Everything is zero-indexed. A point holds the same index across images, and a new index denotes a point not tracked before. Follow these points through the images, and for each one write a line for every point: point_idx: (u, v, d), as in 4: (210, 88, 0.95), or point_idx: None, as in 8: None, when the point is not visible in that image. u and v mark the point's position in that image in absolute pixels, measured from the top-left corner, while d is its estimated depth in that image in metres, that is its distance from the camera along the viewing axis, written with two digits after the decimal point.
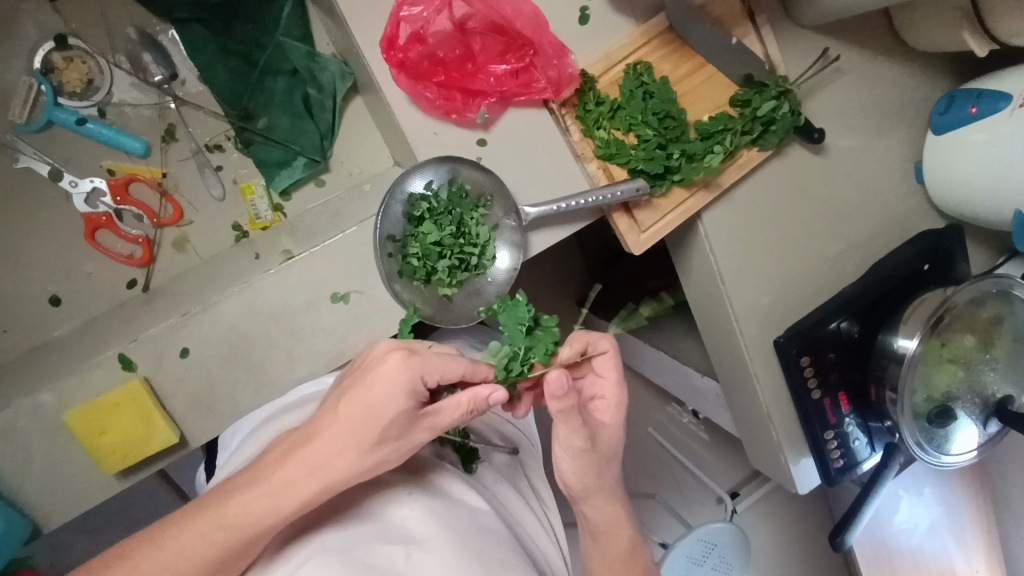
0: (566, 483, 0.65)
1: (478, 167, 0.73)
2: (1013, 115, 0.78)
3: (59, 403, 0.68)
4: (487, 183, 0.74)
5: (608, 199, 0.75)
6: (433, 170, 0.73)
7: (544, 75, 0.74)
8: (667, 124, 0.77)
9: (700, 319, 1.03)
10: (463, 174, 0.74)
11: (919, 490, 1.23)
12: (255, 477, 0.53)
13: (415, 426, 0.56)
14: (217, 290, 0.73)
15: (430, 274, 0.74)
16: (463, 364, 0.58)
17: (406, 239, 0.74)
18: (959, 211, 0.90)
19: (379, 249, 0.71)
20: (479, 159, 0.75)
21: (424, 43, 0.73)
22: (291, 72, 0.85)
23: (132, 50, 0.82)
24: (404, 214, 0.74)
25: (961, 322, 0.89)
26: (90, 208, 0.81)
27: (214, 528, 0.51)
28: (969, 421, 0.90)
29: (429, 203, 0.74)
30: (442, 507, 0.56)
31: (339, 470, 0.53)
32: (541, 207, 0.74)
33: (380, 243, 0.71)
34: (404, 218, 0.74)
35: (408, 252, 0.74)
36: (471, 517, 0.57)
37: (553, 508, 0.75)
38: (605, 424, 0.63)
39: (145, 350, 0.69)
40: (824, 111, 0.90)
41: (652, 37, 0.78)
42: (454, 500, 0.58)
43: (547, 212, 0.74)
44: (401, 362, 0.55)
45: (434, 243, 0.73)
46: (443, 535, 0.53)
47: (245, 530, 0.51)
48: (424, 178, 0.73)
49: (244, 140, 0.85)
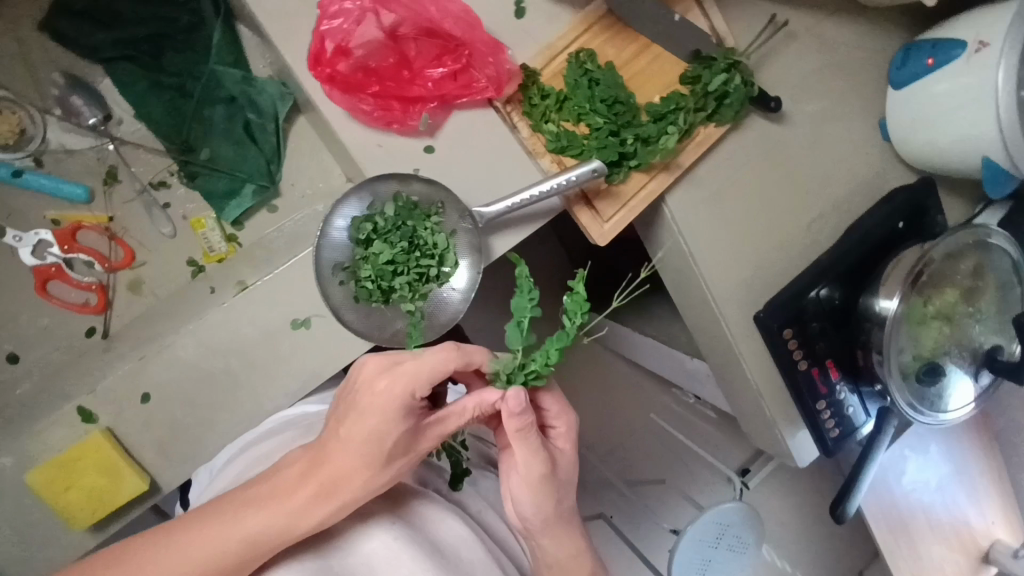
0: (522, 516, 0.61)
1: (421, 178, 0.72)
2: (971, 61, 0.76)
3: (19, 465, 0.69)
4: (434, 190, 0.73)
5: (564, 185, 0.72)
6: (375, 185, 0.72)
7: (483, 74, 0.72)
8: (617, 110, 0.75)
9: (680, 301, 1.01)
10: (408, 188, 0.73)
11: (924, 447, 1.19)
12: (257, 496, 0.52)
13: (422, 434, 0.55)
14: (173, 330, 0.75)
15: (387, 293, 0.75)
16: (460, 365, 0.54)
17: (356, 264, 0.74)
18: (928, 165, 0.88)
19: (330, 274, 0.72)
20: (415, 170, 0.74)
21: (350, 55, 0.71)
22: (228, 99, 0.85)
23: (61, 95, 0.83)
24: (352, 238, 0.74)
25: (940, 277, 0.87)
26: (37, 260, 0.81)
27: (217, 544, 0.50)
28: (961, 374, 0.89)
29: (373, 223, 0.74)
30: (423, 541, 0.54)
31: (346, 489, 0.52)
32: (496, 204, 0.72)
33: (324, 271, 0.72)
34: (349, 243, 0.74)
35: (361, 277, 0.74)
36: (453, 546, 0.56)
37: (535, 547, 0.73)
38: (561, 451, 0.62)
39: (103, 401, 0.71)
40: (778, 78, 0.89)
41: (592, 24, 0.77)
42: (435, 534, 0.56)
43: (502, 208, 0.71)
44: (404, 377, 0.51)
45: (386, 262, 0.74)
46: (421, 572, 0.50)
47: (248, 557, 0.50)
48: (367, 196, 0.73)
49: (188, 174, 0.86)
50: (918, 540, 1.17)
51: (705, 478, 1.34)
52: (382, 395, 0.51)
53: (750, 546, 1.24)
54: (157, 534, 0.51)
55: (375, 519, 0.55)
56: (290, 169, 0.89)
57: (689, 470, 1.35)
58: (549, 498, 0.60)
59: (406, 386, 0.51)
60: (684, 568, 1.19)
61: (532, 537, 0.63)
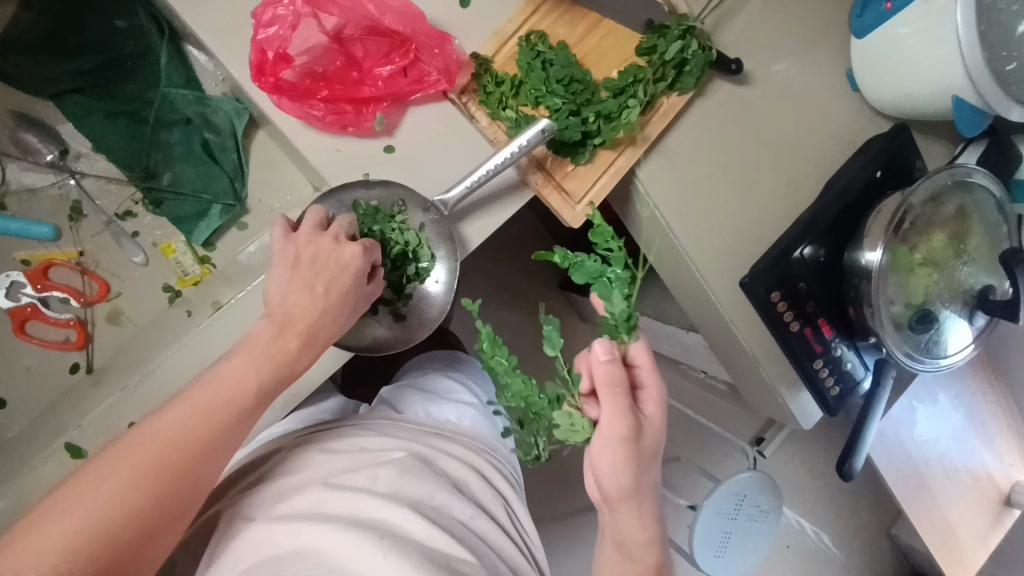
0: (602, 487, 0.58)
1: (372, 181, 0.72)
2: (928, 1, 0.73)
3: (13, 507, 0.70)
4: (390, 190, 0.72)
5: (518, 152, 0.70)
6: (337, 198, 0.72)
7: (432, 67, 0.72)
8: (574, 88, 0.74)
9: (666, 276, 1.00)
10: (368, 193, 0.73)
11: (934, 399, 1.16)
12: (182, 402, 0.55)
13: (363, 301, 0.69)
14: (156, 358, 0.75)
15: (378, 300, 0.76)
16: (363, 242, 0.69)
17: None
18: (902, 111, 0.86)
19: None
20: (367, 174, 0.73)
21: (293, 62, 0.70)
22: (185, 121, 0.86)
23: (16, 134, 0.84)
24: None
25: (926, 223, 0.85)
26: (12, 302, 0.81)
27: (134, 462, 0.50)
28: (955, 319, 0.88)
29: None
30: (406, 515, 0.57)
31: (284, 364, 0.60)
32: (455, 188, 0.71)
33: None
34: None
35: None
36: (441, 557, 0.54)
37: (537, 541, 0.72)
38: (646, 421, 0.59)
39: (91, 435, 0.71)
40: (737, 39, 0.88)
41: (540, 5, 0.77)
42: (419, 503, 0.59)
43: (462, 190, 0.70)
44: (302, 279, 0.64)
45: None
46: (397, 544, 0.53)
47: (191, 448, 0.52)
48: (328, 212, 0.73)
49: (153, 201, 0.86)
50: (937, 490, 1.17)
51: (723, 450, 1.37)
52: (287, 311, 0.62)
53: (770, 514, 1.23)
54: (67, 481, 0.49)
55: (364, 532, 0.54)
56: (257, 185, 0.88)
57: (709, 445, 1.39)
58: (635, 468, 0.57)
59: (302, 301, 0.63)
60: (704, 544, 1.18)
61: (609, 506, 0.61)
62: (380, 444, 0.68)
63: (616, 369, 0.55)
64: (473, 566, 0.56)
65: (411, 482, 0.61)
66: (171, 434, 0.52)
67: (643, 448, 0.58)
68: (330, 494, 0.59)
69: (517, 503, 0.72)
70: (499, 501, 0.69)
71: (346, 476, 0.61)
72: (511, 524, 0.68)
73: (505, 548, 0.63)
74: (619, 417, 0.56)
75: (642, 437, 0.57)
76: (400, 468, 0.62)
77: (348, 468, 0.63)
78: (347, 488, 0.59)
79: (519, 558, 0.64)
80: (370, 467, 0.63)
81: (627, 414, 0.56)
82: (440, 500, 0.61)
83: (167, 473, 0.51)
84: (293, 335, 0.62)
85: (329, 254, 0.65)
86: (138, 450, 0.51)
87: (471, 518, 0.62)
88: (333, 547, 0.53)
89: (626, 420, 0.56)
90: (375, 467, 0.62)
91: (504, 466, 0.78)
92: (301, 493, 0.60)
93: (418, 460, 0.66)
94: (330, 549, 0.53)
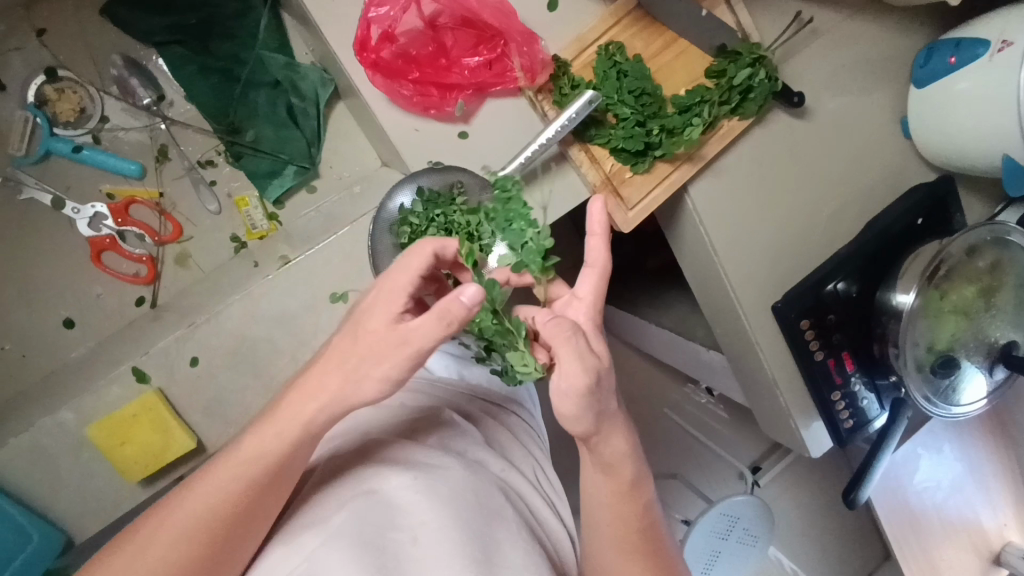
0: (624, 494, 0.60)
1: (430, 171, 0.77)
2: (993, 60, 0.76)
3: (78, 420, 0.77)
4: (448, 176, 0.77)
5: (567, 125, 0.75)
6: (408, 187, 0.77)
7: (517, 64, 0.77)
8: (643, 101, 0.78)
9: (697, 290, 1.04)
10: (427, 182, 0.76)
11: (939, 448, 1.19)
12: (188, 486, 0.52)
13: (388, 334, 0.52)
14: (220, 301, 0.82)
15: None
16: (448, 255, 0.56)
17: None
18: (950, 162, 0.88)
19: None
20: (429, 160, 0.79)
21: (394, 41, 0.75)
22: (272, 83, 0.90)
23: (119, 76, 0.89)
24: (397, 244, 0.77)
25: (959, 272, 0.87)
26: (93, 231, 0.88)
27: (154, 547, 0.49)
28: (974, 370, 0.89)
29: (409, 223, 0.75)
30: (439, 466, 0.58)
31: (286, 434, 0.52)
32: (510, 166, 0.77)
33: None
34: (396, 249, 0.77)
35: None
36: (479, 500, 0.56)
37: (564, 496, 0.73)
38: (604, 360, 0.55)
39: (156, 364, 0.79)
40: (803, 74, 0.90)
41: (622, 17, 0.80)
42: (455, 454, 0.61)
43: (514, 167, 0.77)
44: (337, 359, 0.53)
45: None
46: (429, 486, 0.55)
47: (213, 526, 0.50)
48: (396, 202, 0.77)
49: (234, 154, 0.91)
50: (926, 539, 1.19)
51: (721, 474, 1.40)
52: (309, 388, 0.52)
53: (760, 541, 1.26)
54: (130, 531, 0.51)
55: (398, 473, 0.55)
56: (327, 153, 0.94)
57: (703, 464, 1.40)
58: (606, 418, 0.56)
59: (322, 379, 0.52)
60: (694, 558, 1.21)
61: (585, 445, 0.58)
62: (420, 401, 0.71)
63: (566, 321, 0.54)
64: (508, 515, 0.57)
65: (446, 437, 0.63)
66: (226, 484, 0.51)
67: (610, 388, 0.54)
68: (372, 442, 0.61)
69: (546, 466, 0.74)
70: (530, 459, 0.70)
71: (389, 430, 0.64)
72: (539, 482, 0.69)
73: (537, 503, 0.65)
74: (578, 373, 0.52)
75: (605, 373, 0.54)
76: (438, 424, 0.65)
77: (387, 421, 0.65)
78: (386, 437, 0.62)
79: (551, 516, 0.65)
80: (409, 421, 0.65)
81: (586, 359, 0.52)
82: (474, 454, 0.63)
83: (232, 491, 0.51)
84: (322, 413, 0.52)
85: (370, 311, 0.54)
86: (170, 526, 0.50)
87: (504, 472, 0.64)
88: (370, 483, 0.55)
89: (586, 372, 0.52)
90: (415, 423, 0.65)
91: (537, 433, 0.80)
92: (347, 441, 0.63)
93: (456, 419, 0.68)
94: (368, 484, 0.55)
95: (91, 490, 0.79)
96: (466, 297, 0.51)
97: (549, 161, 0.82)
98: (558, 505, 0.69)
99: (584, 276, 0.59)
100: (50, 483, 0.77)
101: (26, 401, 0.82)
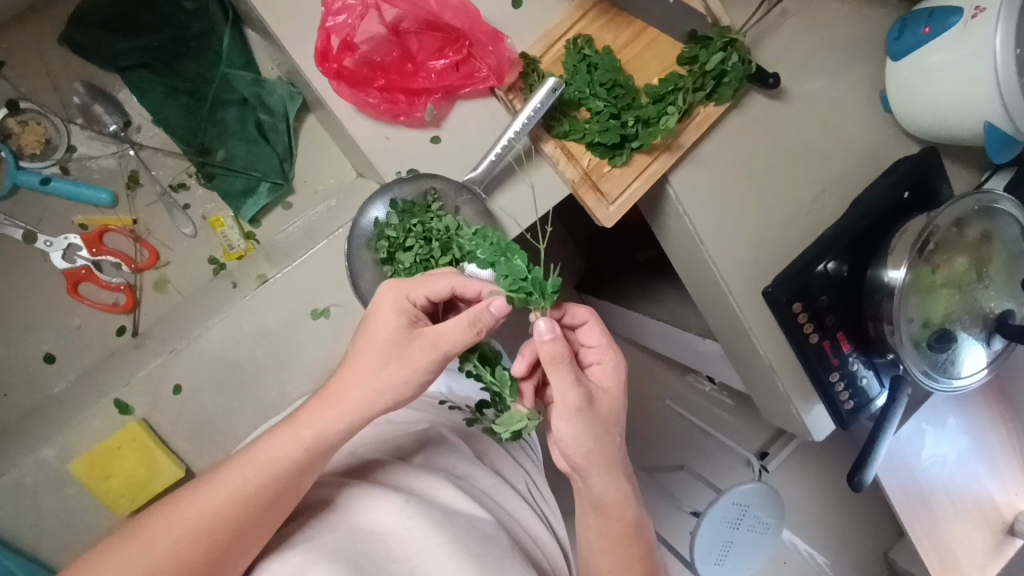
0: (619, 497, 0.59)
1: (401, 181, 0.75)
2: (967, 28, 0.75)
3: (62, 456, 0.77)
4: (420, 183, 0.75)
5: (535, 114, 0.74)
6: (381, 199, 0.76)
7: (484, 64, 0.76)
8: (616, 93, 0.77)
9: (686, 279, 1.03)
10: (399, 192, 0.75)
11: (944, 423, 1.17)
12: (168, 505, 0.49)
13: (411, 343, 0.55)
14: (200, 324, 0.81)
15: None
16: (451, 279, 0.58)
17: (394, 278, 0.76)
18: (930, 135, 0.87)
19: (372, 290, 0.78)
20: (399, 171, 0.78)
21: (356, 50, 0.74)
22: (240, 101, 0.90)
23: (84, 105, 0.89)
24: (375, 258, 0.77)
25: (949, 245, 0.86)
26: (68, 263, 0.87)
27: (133, 562, 0.46)
28: (972, 342, 0.88)
29: (388, 238, 0.74)
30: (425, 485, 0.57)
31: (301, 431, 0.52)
32: (482, 165, 0.77)
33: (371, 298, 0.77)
34: (376, 264, 0.76)
35: None
36: (469, 523, 0.55)
37: (556, 512, 0.72)
38: (603, 389, 0.60)
39: (138, 394, 0.79)
40: (777, 55, 0.89)
41: (589, 10, 0.80)
42: (442, 473, 0.60)
43: (487, 164, 0.76)
44: (358, 362, 0.54)
45: (420, 262, 0.73)
46: (413, 504, 0.54)
47: (204, 537, 0.48)
48: (371, 214, 0.76)
49: (206, 175, 0.90)
50: (939, 516, 1.18)
51: (727, 463, 1.37)
52: (332, 396, 0.54)
53: (770, 529, 1.24)
54: (100, 547, 0.48)
55: (388, 498, 0.54)
56: (303, 167, 0.94)
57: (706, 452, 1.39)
58: (592, 433, 0.58)
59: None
60: (704, 551, 1.19)
61: (577, 477, 0.61)
62: (407, 420, 0.70)
63: (561, 346, 0.54)
64: (498, 533, 0.56)
65: (432, 459, 0.63)
66: (229, 489, 0.49)
67: (608, 418, 0.59)
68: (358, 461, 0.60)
69: (539, 481, 0.73)
70: (520, 473, 0.70)
71: (372, 455, 0.62)
72: (531, 496, 0.68)
73: (528, 519, 0.64)
74: (569, 390, 0.56)
75: (598, 400, 0.59)
76: (425, 443, 0.65)
77: (376, 446, 0.64)
78: (377, 461, 0.61)
79: (542, 531, 0.64)
80: (398, 443, 0.64)
81: (578, 385, 0.56)
82: (460, 472, 0.62)
83: (220, 511, 0.49)
84: (342, 424, 0.53)
85: (383, 307, 0.56)
86: (161, 538, 0.47)
87: (493, 488, 0.63)
88: (358, 512, 0.53)
89: (577, 391, 0.56)
90: (403, 443, 0.64)
91: (526, 445, 0.79)
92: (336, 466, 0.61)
93: (442, 437, 0.67)
94: (356, 514, 0.53)
95: (83, 524, 0.78)
96: (494, 307, 0.56)
97: (524, 159, 0.81)
98: (551, 520, 0.67)
99: (586, 330, 0.62)
100: (36, 521, 0.77)
101: (11, 439, 0.82)
